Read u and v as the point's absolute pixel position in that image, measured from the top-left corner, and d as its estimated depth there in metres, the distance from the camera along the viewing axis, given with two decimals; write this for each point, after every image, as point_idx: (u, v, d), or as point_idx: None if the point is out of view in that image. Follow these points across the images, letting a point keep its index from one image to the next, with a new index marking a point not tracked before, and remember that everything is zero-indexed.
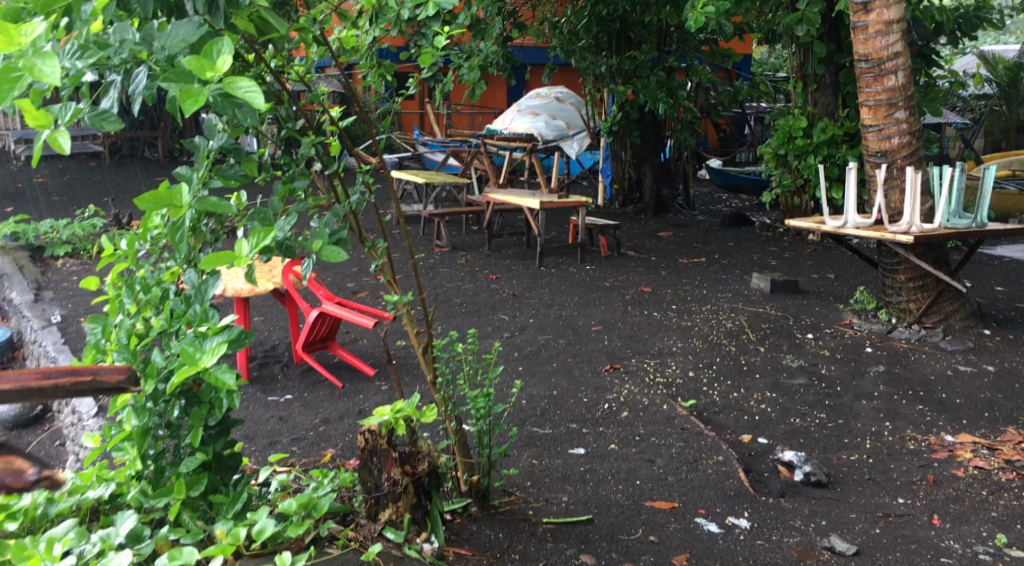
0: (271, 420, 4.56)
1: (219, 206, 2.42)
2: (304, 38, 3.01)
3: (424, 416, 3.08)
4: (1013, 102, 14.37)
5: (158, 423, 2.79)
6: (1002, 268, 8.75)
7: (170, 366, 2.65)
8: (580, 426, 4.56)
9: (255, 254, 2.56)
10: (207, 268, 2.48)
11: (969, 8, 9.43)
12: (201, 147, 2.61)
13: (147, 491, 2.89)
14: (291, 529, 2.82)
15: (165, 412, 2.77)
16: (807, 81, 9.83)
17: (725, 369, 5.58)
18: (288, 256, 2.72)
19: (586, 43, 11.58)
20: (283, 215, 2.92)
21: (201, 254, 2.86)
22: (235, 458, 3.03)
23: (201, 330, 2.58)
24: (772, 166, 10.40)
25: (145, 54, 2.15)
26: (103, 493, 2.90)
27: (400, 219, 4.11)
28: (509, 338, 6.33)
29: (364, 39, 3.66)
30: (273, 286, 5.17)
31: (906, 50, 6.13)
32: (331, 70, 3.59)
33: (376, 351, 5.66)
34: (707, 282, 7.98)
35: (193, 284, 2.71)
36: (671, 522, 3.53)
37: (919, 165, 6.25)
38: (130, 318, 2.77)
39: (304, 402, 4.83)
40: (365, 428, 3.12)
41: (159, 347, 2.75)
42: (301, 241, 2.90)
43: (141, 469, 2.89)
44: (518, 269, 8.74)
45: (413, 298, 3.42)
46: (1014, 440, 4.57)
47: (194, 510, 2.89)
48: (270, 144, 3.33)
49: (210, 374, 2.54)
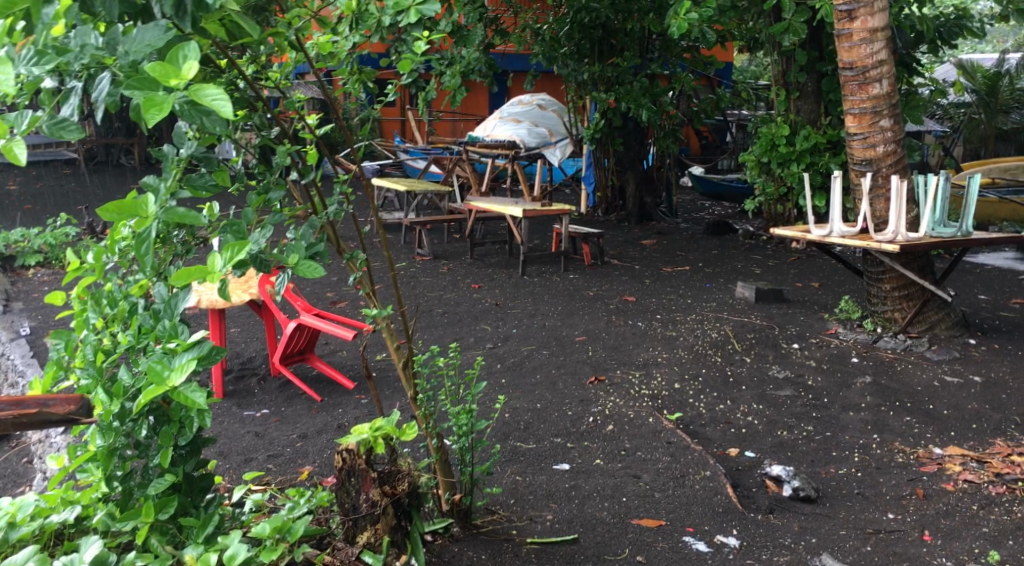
0: (247, 435, 4.44)
1: (188, 217, 2.29)
2: (279, 43, 2.89)
3: (405, 434, 2.96)
4: (992, 110, 14.43)
5: (125, 443, 2.64)
6: (983, 277, 8.75)
7: (137, 385, 2.54)
8: (565, 440, 4.46)
9: (229, 269, 2.43)
10: (178, 283, 2.36)
11: (950, 17, 9.42)
12: (171, 156, 2.51)
13: (114, 515, 2.74)
14: (265, 554, 2.69)
15: (133, 431, 2.62)
16: (789, 89, 9.80)
17: (711, 381, 5.50)
18: (262, 270, 2.62)
19: (569, 49, 11.57)
20: (258, 227, 2.81)
21: (172, 267, 2.74)
22: (207, 479, 2.94)
23: (170, 347, 2.47)
24: (756, 174, 10.37)
25: (108, 59, 2.03)
26: (68, 518, 2.76)
27: (379, 229, 3.94)
28: (492, 349, 6.24)
29: (343, 45, 3.55)
30: (249, 298, 5.05)
31: (890, 58, 6.10)
32: (309, 76, 3.48)
33: (355, 364, 5.54)
34: (691, 291, 7.92)
35: (163, 298, 2.56)
36: (658, 540, 3.43)
37: (903, 174, 6.21)
38: (98, 334, 2.64)
39: (281, 417, 4.71)
40: (342, 447, 3.00)
41: (127, 365, 2.64)
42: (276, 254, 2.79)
43: (108, 491, 2.75)
44: (501, 278, 8.65)
45: (393, 310, 3.31)
46: (1002, 453, 4.51)
47: (163, 533, 2.78)
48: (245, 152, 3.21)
49: (180, 394, 2.42)
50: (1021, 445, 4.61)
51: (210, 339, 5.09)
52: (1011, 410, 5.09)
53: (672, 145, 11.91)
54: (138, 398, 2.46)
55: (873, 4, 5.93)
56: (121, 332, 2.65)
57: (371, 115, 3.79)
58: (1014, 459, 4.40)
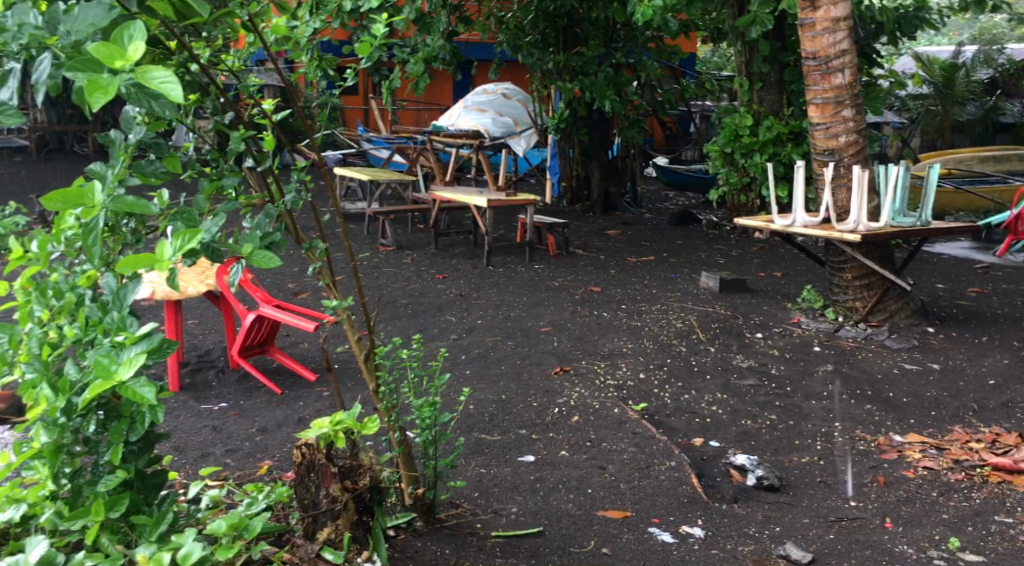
0: (204, 430, 4.35)
1: (137, 206, 2.21)
2: (233, 25, 2.81)
3: (367, 428, 2.90)
4: (948, 101, 14.62)
5: (73, 439, 2.57)
6: (941, 266, 8.86)
7: (85, 381, 2.45)
8: (529, 432, 4.43)
9: (179, 258, 2.35)
10: (126, 272, 2.28)
11: (909, 9, 9.51)
12: (117, 141, 2.43)
13: (62, 512, 2.66)
14: (219, 553, 2.61)
15: (81, 427, 2.54)
16: (751, 79, 9.83)
17: (675, 371, 5.50)
18: (215, 260, 2.54)
19: (533, 38, 11.54)
20: (210, 215, 2.73)
21: (121, 256, 2.66)
22: (160, 475, 2.84)
23: (119, 339, 2.38)
24: (720, 164, 10.37)
25: (48, 39, 1.95)
26: (15, 515, 2.70)
27: (340, 220, 3.84)
28: (456, 340, 6.18)
29: (302, 31, 3.47)
30: (206, 289, 4.94)
31: (853, 48, 6.12)
32: (267, 62, 3.39)
33: (317, 356, 5.46)
34: (656, 281, 7.92)
35: (111, 289, 2.49)
36: (624, 532, 3.41)
37: (865, 164, 6.24)
38: (42, 327, 2.55)
39: (240, 410, 4.62)
40: (302, 441, 2.94)
41: (74, 359, 2.55)
42: (230, 244, 2.71)
43: (55, 488, 2.66)
44: (466, 268, 8.59)
45: (354, 301, 3.24)
46: (961, 440, 4.55)
47: (114, 532, 2.71)
48: (199, 139, 3.12)
49: (130, 389, 2.34)
50: (979, 432, 4.65)
51: (166, 331, 4.97)
52: (969, 397, 5.14)
53: (636, 135, 11.91)
54: (85, 393, 2.36)
55: None
56: (69, 324, 2.56)
57: (330, 102, 3.70)
58: (973, 446, 4.43)
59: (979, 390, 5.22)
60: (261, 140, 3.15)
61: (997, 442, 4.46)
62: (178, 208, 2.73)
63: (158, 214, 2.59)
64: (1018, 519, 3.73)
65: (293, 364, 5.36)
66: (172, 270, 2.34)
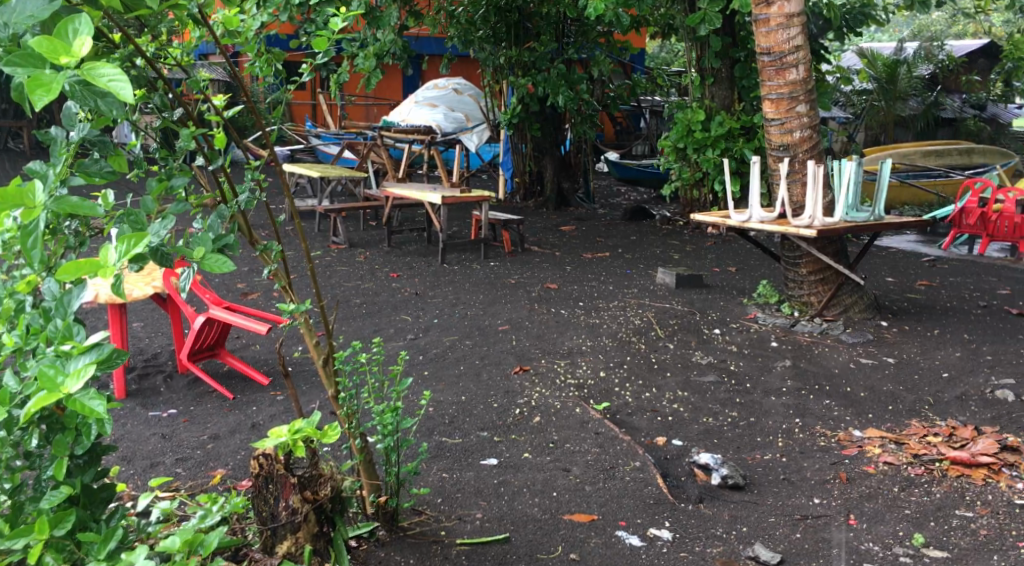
0: (152, 438, 4.18)
1: (81, 207, 2.08)
2: (181, 17, 2.68)
3: (327, 437, 2.78)
4: (890, 97, 14.84)
5: (13, 454, 2.42)
6: (890, 260, 8.97)
7: (25, 393, 2.29)
8: (491, 434, 4.35)
9: (125, 263, 2.21)
10: (68, 279, 2.13)
11: (855, 5, 9.59)
12: (59, 139, 2.30)
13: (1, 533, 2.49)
14: None
15: (22, 441, 2.39)
16: (703, 75, 9.86)
17: (636, 368, 5.47)
18: (164, 264, 2.42)
19: (484, 33, 11.45)
20: (159, 216, 2.59)
21: (63, 260, 2.52)
22: (108, 489, 2.70)
23: (63, 349, 2.23)
24: (672, 159, 10.25)
25: None
26: None
27: (294, 218, 3.71)
28: (412, 340, 6.06)
29: (253, 23, 3.33)
30: (152, 291, 4.77)
31: (806, 44, 6.12)
32: (215, 55, 3.25)
33: (270, 359, 5.31)
34: (613, 278, 7.89)
35: (53, 295, 2.35)
36: (591, 536, 3.35)
37: (819, 160, 6.25)
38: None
39: (190, 417, 4.46)
40: (259, 452, 2.81)
41: (13, 369, 2.39)
42: (180, 247, 2.57)
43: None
44: (420, 266, 8.48)
45: (312, 304, 3.11)
46: (919, 433, 4.55)
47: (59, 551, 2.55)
48: (146, 136, 2.98)
49: (75, 401, 2.19)
50: (936, 425, 4.65)
51: (110, 336, 4.79)
52: (924, 391, 5.16)
53: (589, 131, 11.89)
54: (26, 407, 2.20)
55: None
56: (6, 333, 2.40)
57: (281, 97, 3.56)
58: (931, 439, 4.44)
59: (934, 383, 5.24)
60: (211, 136, 3.01)
61: (954, 436, 4.47)
62: (125, 209, 2.59)
63: (102, 215, 2.45)
64: (977, 513, 3.72)
65: (245, 367, 5.21)
66: (117, 275, 2.19)
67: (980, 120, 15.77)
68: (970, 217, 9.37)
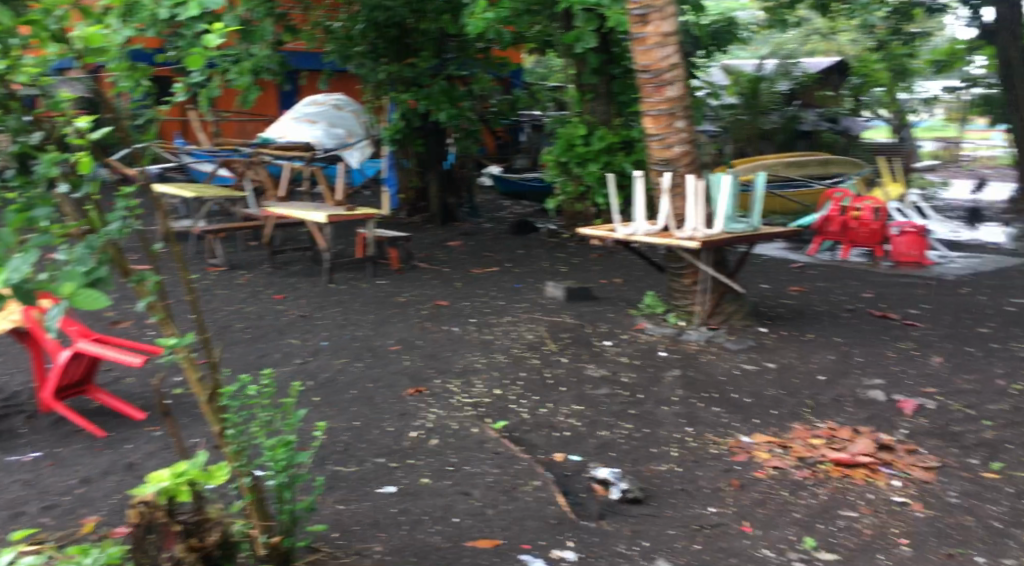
0: (14, 485, 3.87)
1: None
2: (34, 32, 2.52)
3: (213, 478, 2.62)
4: (754, 111, 15.54)
5: None
6: (766, 267, 9.31)
7: None
8: (387, 460, 4.23)
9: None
10: None
11: (723, 24, 9.92)
12: None
13: None
14: None
15: None
16: (583, 91, 10.09)
17: (530, 385, 5.44)
18: (23, 302, 2.28)
19: (363, 48, 11.23)
20: (18, 247, 2.36)
21: None
22: None
23: None
24: (555, 174, 10.20)
25: None
26: None
27: (170, 243, 3.51)
28: (300, 365, 5.86)
29: (116, 40, 3.14)
30: (10, 326, 4.44)
31: (681, 62, 6.28)
32: (75, 73, 3.05)
33: (146, 393, 5.03)
34: (503, 293, 7.88)
35: None
36: (494, 562, 3.29)
37: (698, 173, 6.42)
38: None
39: (58, 459, 4.16)
40: (137, 500, 2.64)
41: None
42: (43, 280, 2.37)
43: None
44: (305, 287, 8.25)
45: (195, 338, 2.91)
46: (802, 437, 4.66)
47: None
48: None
49: None
50: (817, 427, 4.79)
51: None
52: (805, 393, 5.31)
53: (472, 145, 11.81)
54: None
55: (663, 9, 6.10)
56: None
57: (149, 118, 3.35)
58: (814, 442, 4.56)
59: (813, 385, 5.41)
60: (73, 159, 2.82)
61: (834, 437, 4.62)
62: None
63: None
64: (861, 512, 3.84)
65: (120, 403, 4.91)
66: None
67: (837, 131, 16.53)
68: (831, 225, 9.90)
